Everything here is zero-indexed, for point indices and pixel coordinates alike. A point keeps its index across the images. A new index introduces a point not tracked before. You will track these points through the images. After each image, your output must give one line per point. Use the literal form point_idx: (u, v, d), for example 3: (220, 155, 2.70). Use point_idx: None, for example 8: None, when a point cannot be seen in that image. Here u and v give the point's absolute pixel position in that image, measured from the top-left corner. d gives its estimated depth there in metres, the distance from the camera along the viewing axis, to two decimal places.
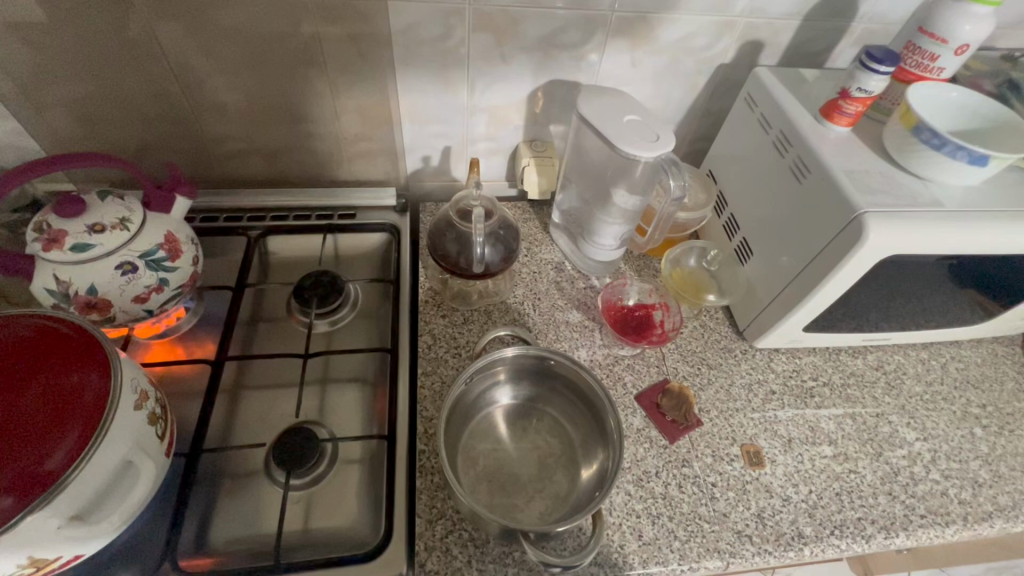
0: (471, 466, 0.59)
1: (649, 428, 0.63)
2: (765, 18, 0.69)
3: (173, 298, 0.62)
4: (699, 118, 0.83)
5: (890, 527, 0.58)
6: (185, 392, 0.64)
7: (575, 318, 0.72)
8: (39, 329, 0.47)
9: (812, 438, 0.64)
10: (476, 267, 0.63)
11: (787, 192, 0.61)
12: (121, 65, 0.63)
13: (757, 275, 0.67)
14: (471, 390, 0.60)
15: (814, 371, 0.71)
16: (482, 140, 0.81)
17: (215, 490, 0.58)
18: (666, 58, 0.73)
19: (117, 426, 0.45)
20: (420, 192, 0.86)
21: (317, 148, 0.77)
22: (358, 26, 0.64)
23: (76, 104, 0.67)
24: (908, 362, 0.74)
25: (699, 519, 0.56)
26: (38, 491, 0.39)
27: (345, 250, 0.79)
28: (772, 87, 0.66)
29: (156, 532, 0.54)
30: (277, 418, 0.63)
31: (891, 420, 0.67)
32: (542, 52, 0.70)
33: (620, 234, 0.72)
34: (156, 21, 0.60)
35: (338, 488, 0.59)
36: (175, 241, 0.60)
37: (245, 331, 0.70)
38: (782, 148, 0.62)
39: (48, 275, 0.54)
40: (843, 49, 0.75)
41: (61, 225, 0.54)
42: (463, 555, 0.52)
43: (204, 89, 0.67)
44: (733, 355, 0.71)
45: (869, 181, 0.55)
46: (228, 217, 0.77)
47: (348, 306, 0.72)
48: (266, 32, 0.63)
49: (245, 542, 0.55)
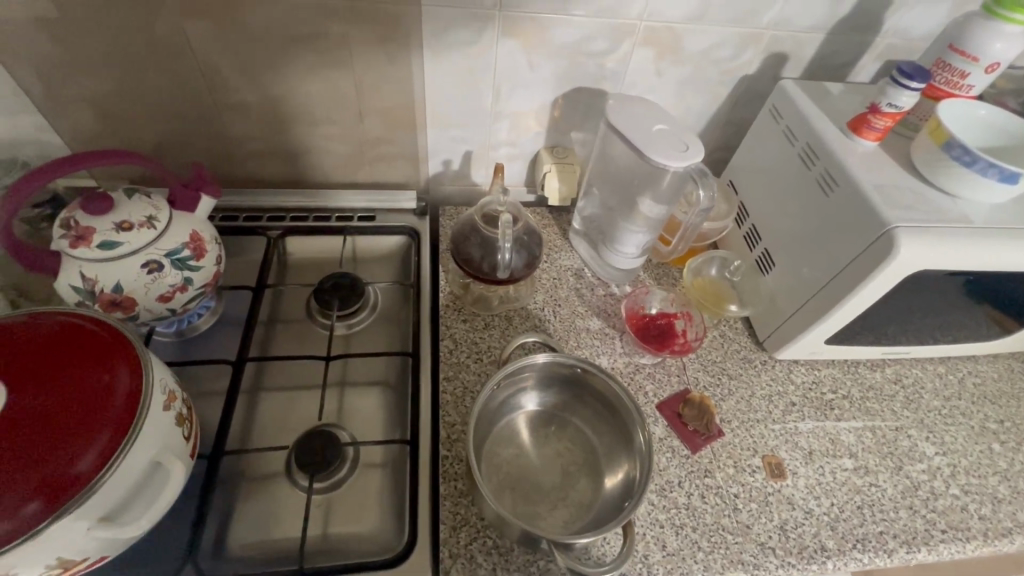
0: (495, 473, 0.58)
1: (671, 437, 0.63)
2: (789, 31, 0.70)
3: (196, 298, 0.62)
4: (720, 127, 0.83)
5: (912, 542, 0.58)
6: (204, 392, 0.63)
7: (595, 326, 0.72)
8: (66, 325, 0.47)
9: (832, 450, 0.64)
10: (500, 272, 0.63)
11: (815, 205, 0.61)
12: (147, 62, 0.63)
13: (781, 286, 0.67)
14: (497, 397, 0.60)
15: (833, 383, 0.71)
16: (503, 146, 0.81)
17: (234, 494, 0.57)
18: (690, 67, 0.73)
19: (147, 429, 0.45)
20: (440, 195, 0.86)
21: (338, 149, 0.77)
22: (384, 28, 0.64)
23: (101, 100, 0.67)
24: (926, 376, 0.74)
25: (723, 530, 0.56)
26: (69, 494, 0.39)
27: (364, 252, 0.79)
28: (798, 99, 0.66)
29: (179, 533, 0.53)
30: (298, 420, 0.63)
31: (911, 434, 0.67)
32: (568, 59, 0.70)
33: (642, 242, 0.71)
34: (186, 20, 0.60)
35: (359, 493, 0.58)
36: (199, 240, 0.60)
37: (264, 332, 0.70)
38: (808, 160, 0.62)
39: (74, 272, 0.53)
40: (867, 64, 0.76)
41: (89, 222, 0.54)
42: (488, 562, 0.52)
43: (229, 89, 0.67)
44: (753, 365, 0.71)
45: (900, 197, 0.55)
46: (248, 217, 0.77)
47: (368, 309, 0.71)
48: (293, 32, 0.63)
49: (268, 545, 0.55)
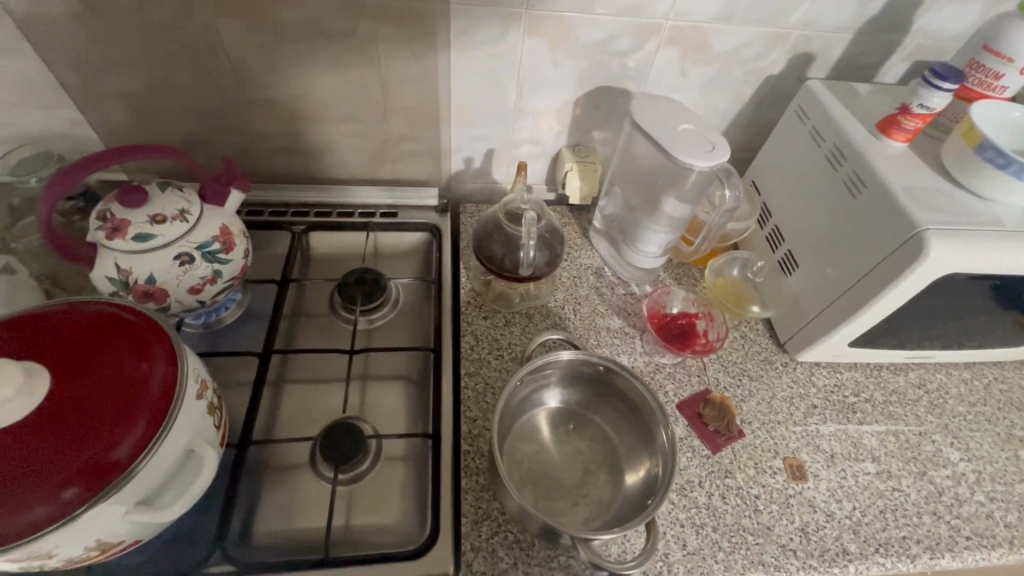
0: (517, 468, 0.59)
1: (691, 437, 0.63)
2: (817, 31, 0.69)
3: (224, 290, 0.63)
4: (743, 128, 0.82)
5: (936, 548, 0.58)
6: (230, 383, 0.65)
7: (616, 325, 0.72)
8: (104, 314, 0.48)
9: (854, 453, 0.64)
10: (522, 269, 0.64)
11: (841, 207, 0.61)
12: (180, 59, 0.64)
13: (804, 288, 0.67)
14: (519, 393, 0.60)
15: (855, 386, 0.70)
16: (525, 144, 0.81)
17: (259, 483, 0.58)
18: (715, 67, 0.73)
19: (182, 417, 0.46)
20: (461, 193, 0.87)
21: (362, 146, 0.78)
22: (413, 27, 0.64)
23: (134, 96, 0.68)
24: (950, 381, 0.73)
25: (743, 531, 0.56)
26: (107, 480, 0.41)
27: (386, 248, 0.80)
28: (825, 99, 0.66)
29: (206, 520, 0.54)
30: (321, 412, 0.64)
31: (935, 439, 0.67)
32: (593, 58, 0.70)
33: (664, 242, 0.71)
34: (220, 19, 0.61)
35: (382, 485, 0.59)
36: (229, 233, 0.61)
37: (288, 325, 0.71)
38: (835, 161, 0.62)
39: (110, 263, 0.55)
40: (895, 64, 0.75)
41: (124, 214, 0.55)
42: (509, 556, 0.52)
43: (258, 86, 0.68)
44: (774, 367, 0.70)
45: (930, 199, 0.55)
46: (273, 212, 0.78)
47: (390, 305, 0.72)
48: (323, 30, 0.64)
49: (292, 535, 0.56)
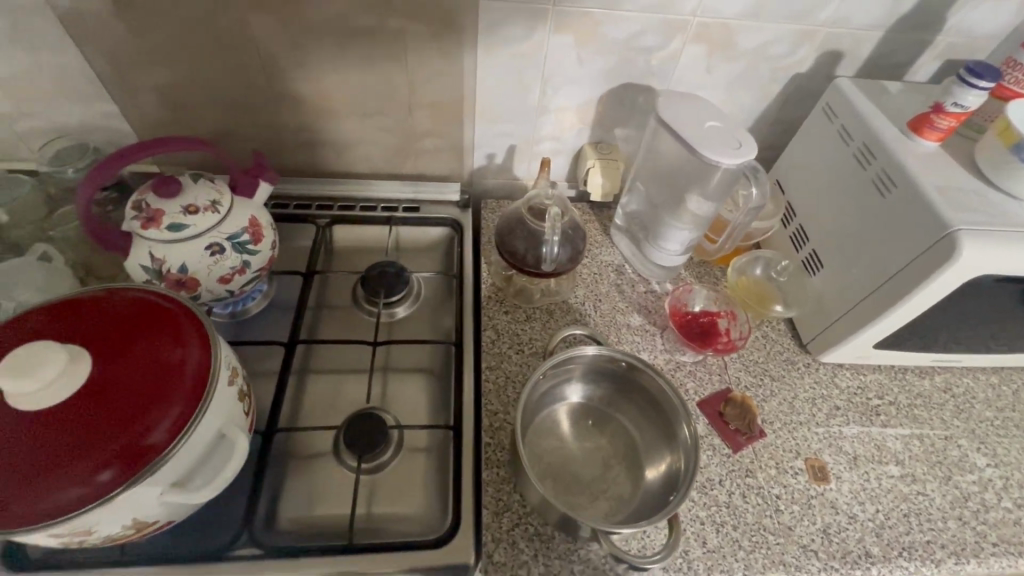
0: (537, 462, 0.59)
1: (711, 436, 0.62)
2: (847, 28, 0.68)
3: (252, 281, 0.64)
4: (768, 126, 0.81)
5: (962, 553, 0.57)
6: (256, 372, 0.66)
7: (636, 322, 0.72)
8: (140, 301, 0.49)
9: (878, 456, 0.63)
10: (545, 265, 0.64)
11: (869, 206, 0.60)
12: (212, 53, 0.66)
13: (828, 288, 0.66)
14: (541, 387, 0.61)
15: (879, 389, 0.70)
16: (548, 141, 0.81)
17: (284, 470, 0.60)
18: (741, 64, 0.72)
19: (215, 402, 0.47)
20: (482, 189, 0.87)
21: (386, 141, 0.79)
22: (441, 23, 0.65)
23: (167, 89, 0.70)
24: (977, 386, 0.72)
25: (764, 530, 0.56)
26: (145, 461, 0.42)
27: (408, 242, 0.81)
28: (854, 98, 0.65)
29: (233, 504, 0.56)
30: (344, 402, 0.65)
31: (961, 443, 0.66)
32: (619, 55, 0.70)
33: (687, 240, 0.71)
34: (253, 15, 0.62)
35: (403, 476, 0.60)
36: (258, 225, 0.62)
37: (312, 316, 0.72)
38: (864, 160, 0.61)
39: (144, 252, 0.56)
40: (926, 62, 0.74)
41: (159, 205, 0.57)
42: (530, 548, 0.53)
43: (287, 81, 0.70)
44: (796, 367, 0.70)
45: (963, 199, 0.54)
46: (298, 205, 0.79)
47: (412, 298, 0.73)
48: (353, 26, 0.64)
49: (316, 521, 0.57)
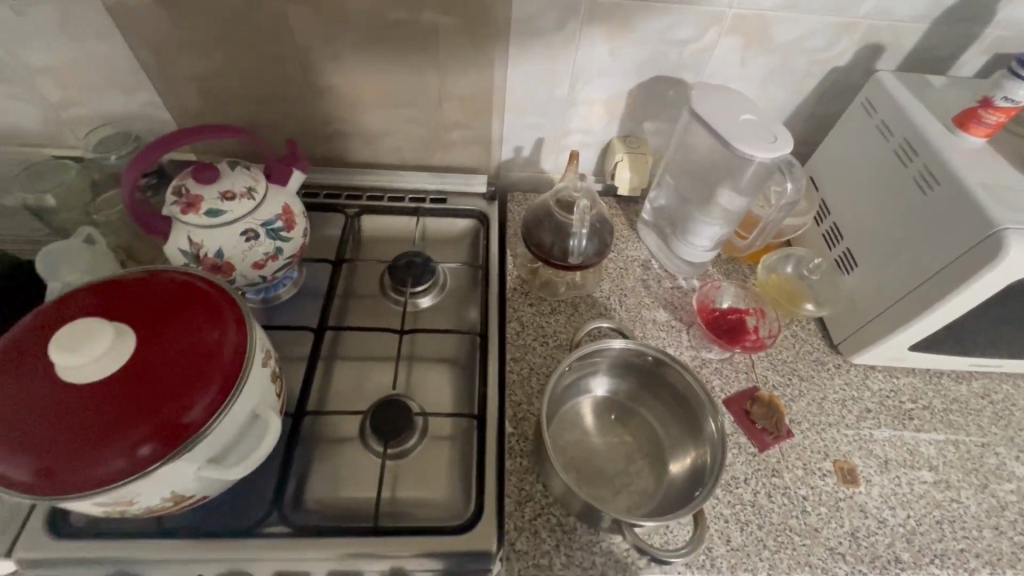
0: (560, 453, 0.59)
1: (737, 434, 0.62)
2: (890, 20, 0.66)
3: (284, 267, 0.66)
4: (803, 121, 0.80)
5: (997, 563, 0.55)
6: (286, 356, 0.67)
7: (662, 318, 0.71)
8: (180, 283, 0.51)
9: (910, 461, 0.62)
10: (572, 258, 0.64)
11: (910, 204, 0.58)
12: (250, 44, 0.67)
13: (863, 287, 0.64)
14: (566, 380, 0.61)
15: (913, 393, 0.68)
16: (577, 134, 0.81)
17: (312, 452, 0.61)
18: (777, 57, 0.71)
19: (249, 383, 0.48)
20: (508, 181, 0.87)
21: (416, 133, 0.79)
22: (474, 15, 0.65)
23: (206, 79, 0.71)
24: (1017, 393, 0.69)
25: (790, 531, 0.55)
26: (183, 437, 0.43)
27: (435, 233, 0.81)
28: (896, 92, 0.63)
29: (263, 484, 0.57)
30: (370, 389, 0.66)
31: (998, 451, 0.64)
32: (651, 47, 0.69)
33: (716, 235, 0.70)
34: (290, 6, 0.63)
35: (427, 463, 0.61)
36: (291, 212, 0.63)
37: (340, 304, 0.73)
38: (905, 156, 0.60)
39: (183, 236, 0.58)
40: (972, 56, 0.71)
41: (198, 190, 0.58)
42: (552, 538, 0.53)
43: (321, 72, 0.71)
44: (826, 368, 0.68)
45: (1011, 197, 0.52)
46: (328, 195, 0.80)
47: (438, 288, 0.74)
48: (386, 18, 0.65)
49: (342, 503, 0.58)
